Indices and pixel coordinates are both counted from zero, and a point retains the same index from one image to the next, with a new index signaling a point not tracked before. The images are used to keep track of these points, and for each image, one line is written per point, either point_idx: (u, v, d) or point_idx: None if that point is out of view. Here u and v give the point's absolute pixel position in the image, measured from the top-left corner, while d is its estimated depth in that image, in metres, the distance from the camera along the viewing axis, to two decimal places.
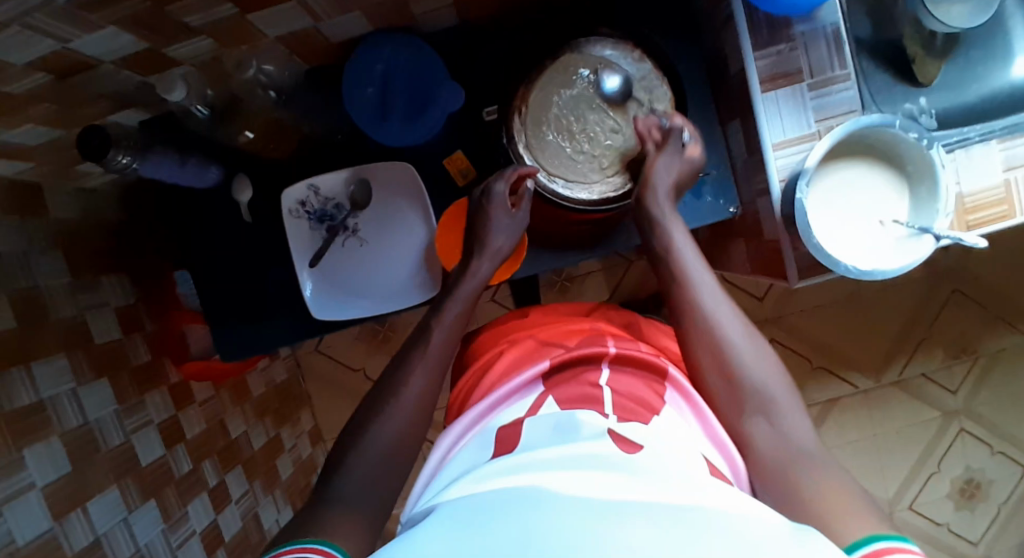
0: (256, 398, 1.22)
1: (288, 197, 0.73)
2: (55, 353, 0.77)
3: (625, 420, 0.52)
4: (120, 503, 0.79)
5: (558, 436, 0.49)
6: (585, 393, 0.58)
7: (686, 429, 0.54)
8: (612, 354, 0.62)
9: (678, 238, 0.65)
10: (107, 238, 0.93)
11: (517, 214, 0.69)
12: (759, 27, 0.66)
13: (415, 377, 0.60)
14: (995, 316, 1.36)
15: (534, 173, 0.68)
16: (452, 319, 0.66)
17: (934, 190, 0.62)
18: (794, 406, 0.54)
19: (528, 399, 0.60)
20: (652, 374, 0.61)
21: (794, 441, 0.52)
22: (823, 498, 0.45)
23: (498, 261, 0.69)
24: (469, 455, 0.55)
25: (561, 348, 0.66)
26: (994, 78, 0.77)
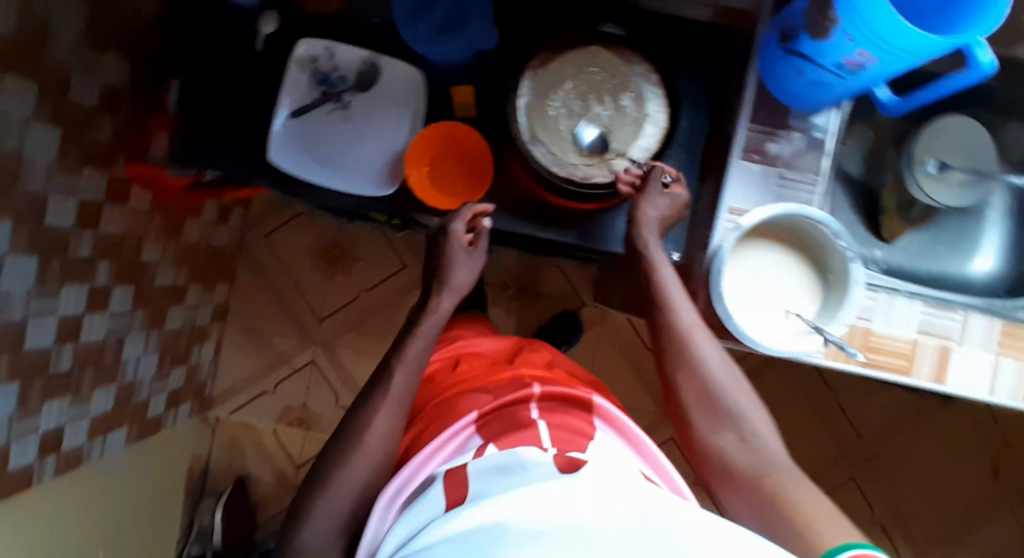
0: (185, 244, 1.22)
1: (302, 47, 0.77)
2: (30, 77, 0.78)
3: (563, 452, 0.55)
4: (5, 240, 0.77)
5: (503, 478, 0.51)
6: (513, 435, 0.59)
7: (617, 451, 0.61)
8: (539, 393, 0.67)
9: (669, 274, 0.69)
10: (132, 22, 0.96)
11: (474, 252, 0.76)
12: (761, 106, 0.73)
13: (381, 417, 0.64)
14: (878, 519, 1.37)
15: (488, 211, 0.76)
16: (415, 358, 0.70)
17: (841, 301, 0.66)
18: (762, 422, 0.63)
19: (466, 449, 0.60)
20: (576, 407, 0.67)
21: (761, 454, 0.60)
22: (802, 498, 0.54)
23: (458, 297, 0.75)
24: (420, 504, 0.53)
25: (486, 395, 0.68)
26: (950, 264, 0.84)
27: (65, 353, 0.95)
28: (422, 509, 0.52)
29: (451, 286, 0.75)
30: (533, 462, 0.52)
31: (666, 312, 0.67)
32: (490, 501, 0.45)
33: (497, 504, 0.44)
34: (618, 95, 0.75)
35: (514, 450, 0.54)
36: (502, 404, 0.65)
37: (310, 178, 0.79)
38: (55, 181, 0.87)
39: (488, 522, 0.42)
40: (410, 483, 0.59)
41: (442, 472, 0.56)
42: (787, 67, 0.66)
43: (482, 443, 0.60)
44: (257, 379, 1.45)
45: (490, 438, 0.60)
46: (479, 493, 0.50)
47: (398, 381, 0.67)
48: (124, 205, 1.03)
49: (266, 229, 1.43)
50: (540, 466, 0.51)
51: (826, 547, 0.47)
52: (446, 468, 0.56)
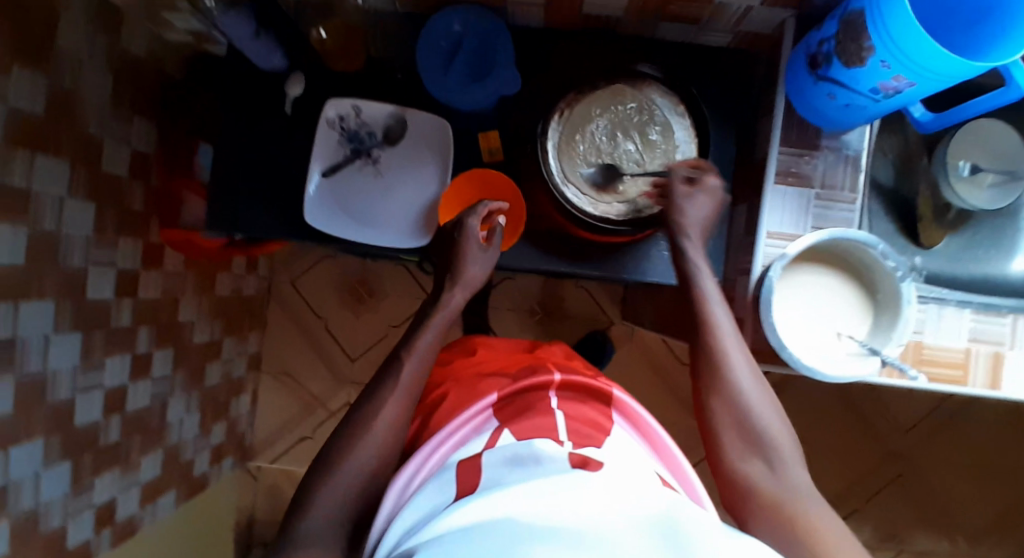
0: (217, 298, 1.23)
1: (330, 108, 0.79)
2: (63, 156, 0.80)
3: (579, 446, 0.56)
4: (50, 318, 0.80)
5: (518, 470, 0.52)
6: (529, 422, 0.61)
7: (636, 451, 0.61)
8: (561, 380, 0.68)
9: (706, 279, 0.69)
10: (155, 88, 0.98)
11: (488, 248, 0.75)
12: (792, 127, 0.73)
13: (388, 407, 0.65)
14: (928, 517, 1.36)
15: (503, 210, 0.76)
16: (425, 350, 0.70)
17: (895, 321, 0.66)
18: (792, 456, 0.60)
19: (482, 432, 0.62)
20: (595, 398, 0.68)
21: (789, 486, 0.58)
22: (826, 542, 0.51)
23: (469, 290, 0.75)
24: (430, 490, 0.54)
25: (505, 379, 0.72)
26: (991, 264, 0.83)
27: (113, 423, 0.96)
28: (431, 490, 0.54)
29: (462, 278, 0.74)
30: (549, 455, 0.52)
31: (706, 328, 0.66)
32: (503, 496, 0.45)
33: (511, 501, 0.44)
34: (645, 129, 0.75)
35: (530, 442, 0.56)
36: (521, 390, 0.67)
37: (346, 235, 0.81)
38: (94, 255, 0.88)
39: (502, 519, 0.42)
40: (421, 475, 0.60)
41: (454, 461, 0.58)
42: (817, 92, 0.67)
43: (497, 426, 0.62)
44: (296, 423, 1.46)
45: (504, 422, 0.62)
46: (492, 479, 0.51)
47: (409, 369, 0.68)
48: (160, 269, 1.04)
49: (293, 274, 1.44)
50: (557, 460, 0.51)
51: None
52: (459, 456, 0.58)
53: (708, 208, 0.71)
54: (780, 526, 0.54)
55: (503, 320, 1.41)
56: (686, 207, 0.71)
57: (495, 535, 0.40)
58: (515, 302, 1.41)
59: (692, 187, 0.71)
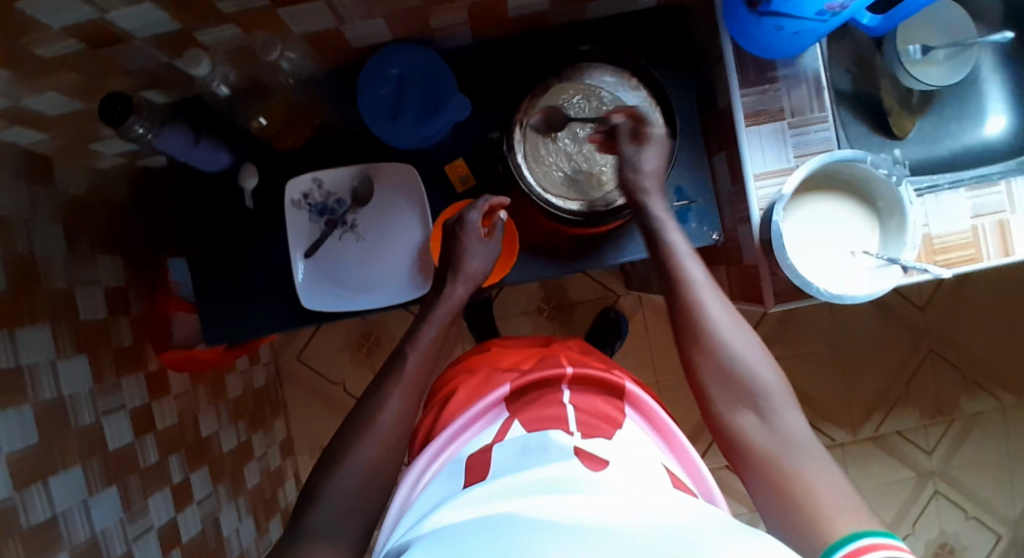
0: (233, 399, 1.21)
1: (291, 189, 0.77)
2: (40, 321, 0.78)
3: (589, 437, 0.57)
4: (82, 484, 0.79)
5: (524, 460, 0.55)
6: (539, 417, 0.62)
7: (645, 444, 0.61)
8: (573, 375, 0.67)
9: (678, 241, 0.68)
10: (106, 220, 0.96)
11: (489, 241, 0.76)
12: (746, 66, 0.73)
13: (391, 401, 0.65)
14: (971, 379, 1.39)
15: (505, 204, 0.76)
16: (430, 345, 0.70)
17: (903, 225, 0.66)
18: (786, 401, 0.59)
19: (493, 425, 0.64)
20: (608, 393, 0.67)
21: (783, 432, 0.56)
22: (830, 500, 0.50)
23: (474, 284, 0.74)
24: (438, 486, 0.59)
25: (516, 373, 0.71)
26: (965, 135, 0.84)
27: None
28: (434, 492, 0.58)
29: (464, 273, 0.74)
30: (556, 447, 0.55)
31: (680, 282, 0.66)
32: (505, 494, 0.48)
33: (510, 499, 0.47)
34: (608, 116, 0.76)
35: (545, 433, 0.58)
36: (530, 383, 0.66)
37: (349, 310, 0.79)
38: (102, 403, 0.86)
39: (499, 513, 0.44)
40: (431, 468, 0.64)
41: (465, 455, 0.61)
42: (762, 27, 0.66)
43: (508, 418, 0.64)
44: None
45: (514, 415, 0.64)
46: (499, 473, 0.55)
47: (412, 364, 0.68)
48: (170, 393, 1.02)
49: (297, 349, 1.42)
50: (562, 453, 0.54)
51: (843, 535, 0.47)
52: (471, 449, 0.62)
53: (657, 157, 0.70)
54: (767, 473, 0.55)
55: (515, 328, 1.40)
56: (641, 159, 0.70)
57: (482, 525, 0.43)
58: (521, 306, 1.40)
59: (639, 142, 0.71)
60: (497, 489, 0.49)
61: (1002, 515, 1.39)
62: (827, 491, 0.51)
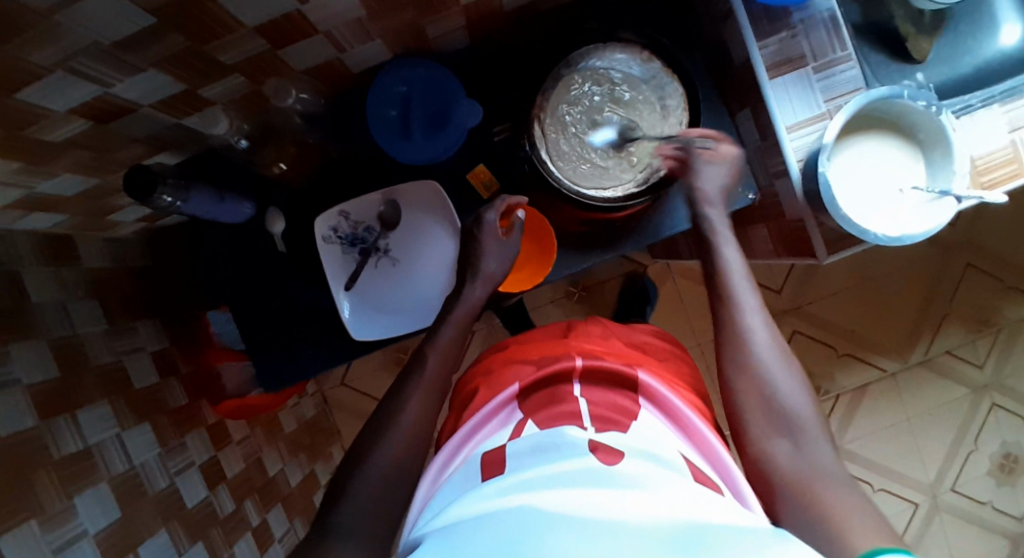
0: (289, 434, 1.22)
1: (320, 226, 0.76)
2: (98, 399, 0.78)
3: (603, 431, 0.56)
4: (170, 546, 0.81)
5: (539, 455, 0.54)
6: (556, 413, 0.61)
7: (660, 433, 0.59)
8: (582, 368, 0.66)
9: (729, 257, 0.68)
10: (135, 286, 0.96)
11: (507, 240, 0.75)
12: (758, 18, 0.70)
13: (410, 404, 0.65)
14: (1011, 286, 1.37)
15: (523, 204, 0.74)
16: (446, 341, 0.71)
17: (948, 154, 0.64)
18: (821, 436, 0.57)
19: (508, 425, 0.63)
20: (623, 386, 0.65)
21: (815, 464, 0.55)
22: (844, 518, 0.49)
23: (491, 285, 0.74)
24: (454, 486, 0.57)
25: (529, 366, 0.71)
26: (981, 49, 0.81)
27: None
28: (450, 489, 0.57)
29: (481, 274, 0.74)
30: (571, 443, 0.54)
31: (726, 301, 0.66)
32: (513, 490, 0.48)
33: (517, 497, 0.47)
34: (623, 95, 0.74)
35: (560, 430, 0.57)
36: (547, 379, 0.66)
37: (399, 335, 0.79)
38: (172, 465, 0.87)
39: (508, 513, 0.44)
40: (450, 466, 0.63)
41: (479, 455, 0.60)
42: None
43: (523, 418, 0.63)
44: None
45: (530, 414, 0.63)
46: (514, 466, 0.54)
47: (430, 365, 0.69)
48: (232, 442, 1.03)
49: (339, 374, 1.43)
50: (574, 449, 0.53)
51: (865, 551, 0.45)
52: (486, 448, 0.60)
53: (719, 175, 0.70)
54: (791, 489, 0.54)
55: (547, 316, 1.41)
56: (698, 179, 0.71)
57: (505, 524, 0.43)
58: (550, 294, 1.40)
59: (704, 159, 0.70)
60: (517, 481, 0.49)
61: None
62: (854, 512, 0.50)
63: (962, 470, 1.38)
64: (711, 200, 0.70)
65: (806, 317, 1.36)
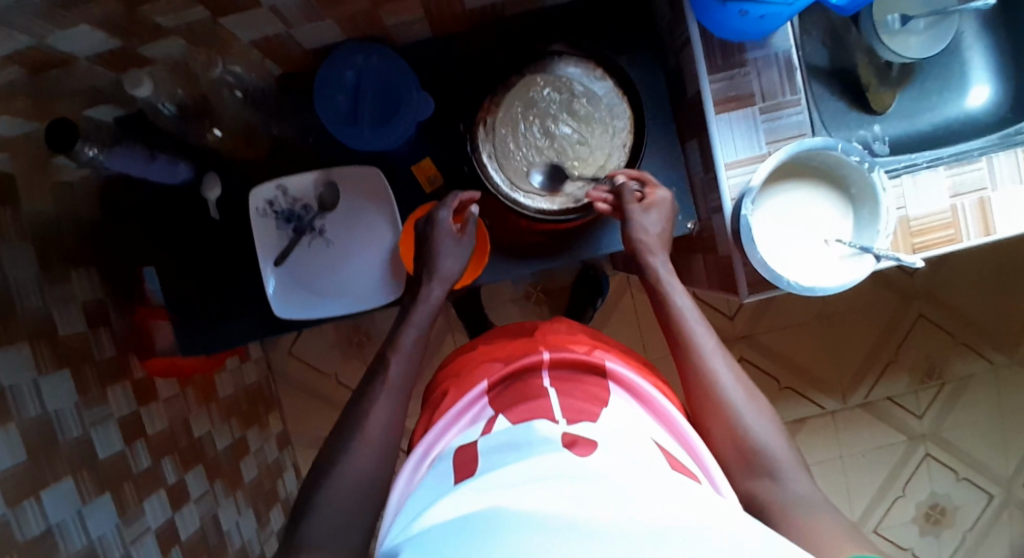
0: (224, 399, 1.22)
1: (255, 197, 0.76)
2: (19, 342, 0.78)
3: (574, 422, 0.52)
4: (75, 496, 0.80)
5: (510, 454, 0.49)
6: (528, 406, 0.57)
7: (635, 419, 0.56)
8: (550, 359, 0.63)
9: (681, 301, 0.68)
10: (79, 233, 0.95)
11: (463, 239, 0.74)
12: (713, 50, 0.70)
13: (379, 408, 0.64)
14: (960, 342, 1.38)
15: (474, 200, 0.74)
16: (410, 344, 0.69)
17: (876, 212, 0.66)
18: (797, 467, 0.57)
19: (477, 423, 0.60)
20: (591, 371, 0.63)
21: (795, 495, 0.54)
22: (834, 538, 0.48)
23: (449, 283, 0.73)
24: (430, 485, 0.52)
25: (498, 363, 0.68)
26: (946, 107, 0.80)
27: None
28: (427, 490, 0.52)
29: (439, 274, 0.72)
30: (542, 439, 0.50)
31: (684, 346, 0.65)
32: (486, 490, 0.43)
33: (497, 493, 0.42)
34: (574, 108, 0.74)
35: (529, 426, 0.53)
36: (514, 376, 0.63)
37: (321, 318, 0.79)
38: (89, 416, 0.87)
39: (484, 510, 0.40)
40: (422, 468, 0.59)
41: (453, 450, 0.57)
42: (727, 12, 0.63)
43: (493, 415, 0.59)
44: None
45: (499, 411, 0.59)
46: (486, 468, 0.49)
47: (396, 369, 0.67)
48: (158, 399, 1.03)
49: (287, 345, 1.42)
50: (548, 443, 0.49)
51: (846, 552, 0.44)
52: (459, 444, 0.57)
53: (659, 222, 0.70)
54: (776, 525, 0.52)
55: (504, 314, 1.35)
56: (637, 229, 0.69)
57: (476, 526, 0.39)
58: (509, 292, 1.34)
59: (642, 205, 0.70)
60: (489, 482, 0.44)
61: (992, 473, 1.41)
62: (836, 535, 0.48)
63: (887, 514, 1.40)
64: (651, 244, 0.69)
65: (757, 347, 1.36)
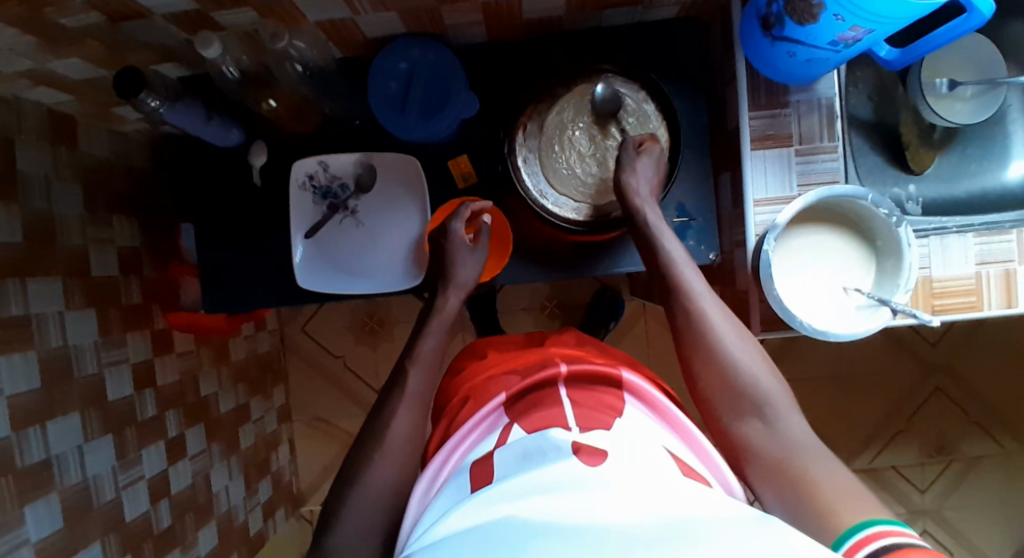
0: (234, 363, 1.25)
1: (298, 169, 0.79)
2: (53, 275, 0.82)
3: (587, 431, 0.52)
4: (79, 431, 0.83)
5: (526, 464, 0.49)
6: (543, 415, 0.57)
7: (646, 429, 0.56)
8: (567, 372, 0.62)
9: (672, 248, 0.68)
10: (127, 181, 0.99)
11: (476, 248, 0.76)
12: (758, 89, 0.71)
13: (399, 415, 0.64)
14: (973, 421, 1.35)
15: (486, 211, 0.77)
16: (428, 354, 0.69)
17: (899, 266, 0.67)
18: (787, 404, 0.58)
19: (494, 431, 0.59)
20: (603, 383, 0.62)
21: (789, 436, 0.56)
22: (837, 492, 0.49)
23: (464, 293, 0.75)
24: (449, 495, 0.52)
25: (516, 376, 0.66)
26: (986, 177, 0.80)
27: (163, 510, 0.98)
28: (445, 499, 0.52)
29: (455, 282, 0.75)
30: (554, 447, 0.50)
31: (676, 288, 0.65)
32: (503, 499, 0.44)
33: (516, 501, 0.43)
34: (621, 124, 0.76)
35: (544, 433, 0.52)
36: (535, 387, 0.62)
37: (339, 293, 0.81)
38: (105, 358, 0.90)
39: (499, 518, 0.41)
40: (440, 476, 0.58)
41: (467, 464, 0.55)
42: (776, 53, 0.64)
43: (508, 423, 0.58)
44: (337, 465, 1.46)
45: (515, 419, 0.58)
46: (502, 478, 0.49)
47: (413, 382, 0.67)
48: (173, 353, 1.06)
49: (301, 321, 1.45)
50: (559, 452, 0.48)
51: (851, 524, 0.45)
52: (473, 459, 0.56)
53: (651, 168, 0.71)
54: (775, 472, 0.54)
55: (517, 322, 1.36)
56: (627, 172, 0.71)
57: (493, 534, 0.39)
58: (525, 301, 1.36)
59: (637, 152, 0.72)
60: (503, 493, 0.45)
61: None
62: (829, 476, 0.51)
63: None
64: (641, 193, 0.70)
65: None
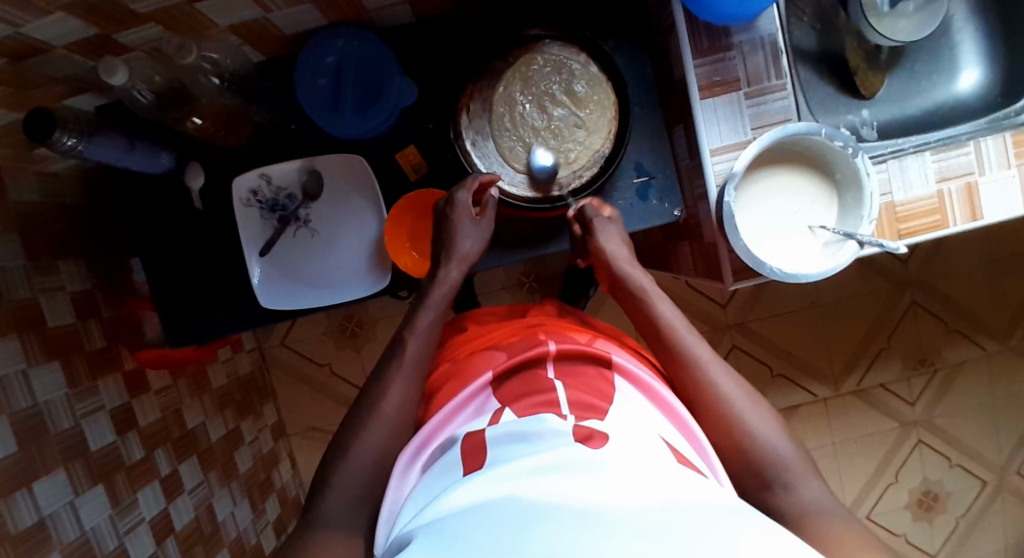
0: (216, 389, 1.22)
1: (239, 186, 0.75)
2: (7, 335, 0.78)
3: (584, 420, 0.51)
4: (67, 486, 0.81)
5: (517, 448, 0.48)
6: (535, 402, 0.55)
7: (642, 416, 0.55)
8: (556, 351, 0.60)
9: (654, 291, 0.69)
10: (66, 224, 0.95)
11: (481, 221, 0.72)
12: (698, 33, 0.69)
13: (393, 388, 0.62)
14: (952, 329, 1.38)
15: (495, 180, 0.71)
16: (426, 327, 0.67)
17: (859, 198, 0.66)
18: (806, 472, 0.54)
19: (484, 414, 0.57)
20: (594, 364, 0.60)
21: (810, 502, 0.52)
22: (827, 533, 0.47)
23: (466, 266, 0.71)
24: (435, 481, 0.51)
25: (501, 352, 0.64)
26: (937, 91, 0.79)
27: (170, 547, 0.97)
28: (434, 482, 0.51)
29: (456, 254, 0.71)
30: (548, 433, 0.48)
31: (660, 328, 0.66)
32: (499, 479, 0.43)
33: (509, 483, 0.42)
34: (573, 91, 0.73)
35: (537, 418, 0.51)
36: (519, 366, 0.60)
37: (307, 310, 0.78)
38: (79, 408, 0.87)
39: (501, 498, 0.40)
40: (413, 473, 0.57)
41: (458, 437, 0.54)
42: None
43: (500, 406, 0.57)
44: None
45: (507, 403, 0.56)
46: (494, 461, 0.48)
47: (411, 353, 0.65)
48: (150, 391, 1.03)
49: (280, 335, 1.42)
50: (559, 437, 0.48)
51: None
52: (465, 431, 0.55)
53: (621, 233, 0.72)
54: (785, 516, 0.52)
55: (496, 302, 1.35)
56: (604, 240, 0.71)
57: (491, 513, 0.39)
58: (500, 280, 1.34)
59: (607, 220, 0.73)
60: (498, 475, 0.43)
61: (983, 459, 1.42)
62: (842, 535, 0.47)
63: (881, 499, 1.40)
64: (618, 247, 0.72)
65: (749, 335, 1.36)
